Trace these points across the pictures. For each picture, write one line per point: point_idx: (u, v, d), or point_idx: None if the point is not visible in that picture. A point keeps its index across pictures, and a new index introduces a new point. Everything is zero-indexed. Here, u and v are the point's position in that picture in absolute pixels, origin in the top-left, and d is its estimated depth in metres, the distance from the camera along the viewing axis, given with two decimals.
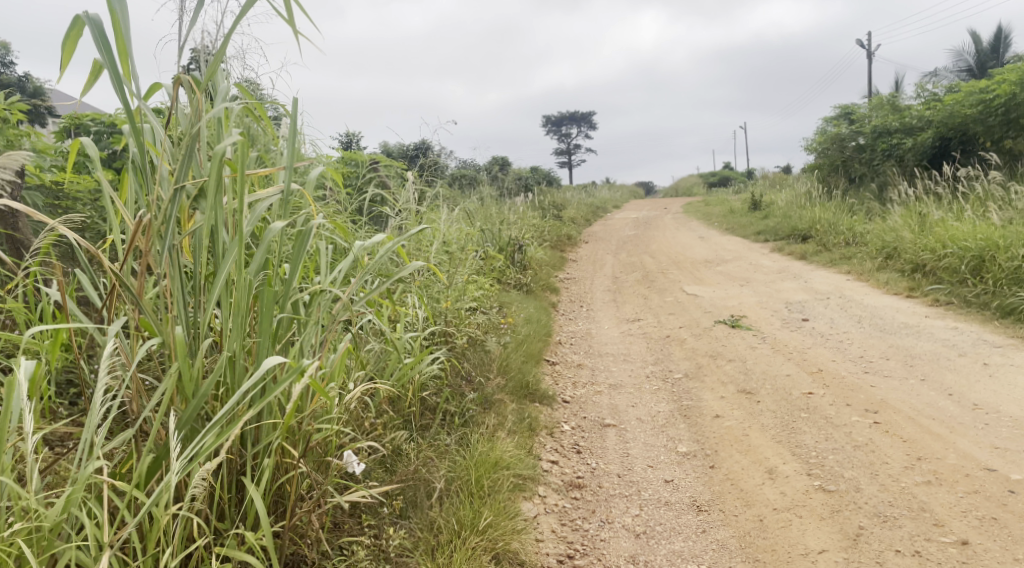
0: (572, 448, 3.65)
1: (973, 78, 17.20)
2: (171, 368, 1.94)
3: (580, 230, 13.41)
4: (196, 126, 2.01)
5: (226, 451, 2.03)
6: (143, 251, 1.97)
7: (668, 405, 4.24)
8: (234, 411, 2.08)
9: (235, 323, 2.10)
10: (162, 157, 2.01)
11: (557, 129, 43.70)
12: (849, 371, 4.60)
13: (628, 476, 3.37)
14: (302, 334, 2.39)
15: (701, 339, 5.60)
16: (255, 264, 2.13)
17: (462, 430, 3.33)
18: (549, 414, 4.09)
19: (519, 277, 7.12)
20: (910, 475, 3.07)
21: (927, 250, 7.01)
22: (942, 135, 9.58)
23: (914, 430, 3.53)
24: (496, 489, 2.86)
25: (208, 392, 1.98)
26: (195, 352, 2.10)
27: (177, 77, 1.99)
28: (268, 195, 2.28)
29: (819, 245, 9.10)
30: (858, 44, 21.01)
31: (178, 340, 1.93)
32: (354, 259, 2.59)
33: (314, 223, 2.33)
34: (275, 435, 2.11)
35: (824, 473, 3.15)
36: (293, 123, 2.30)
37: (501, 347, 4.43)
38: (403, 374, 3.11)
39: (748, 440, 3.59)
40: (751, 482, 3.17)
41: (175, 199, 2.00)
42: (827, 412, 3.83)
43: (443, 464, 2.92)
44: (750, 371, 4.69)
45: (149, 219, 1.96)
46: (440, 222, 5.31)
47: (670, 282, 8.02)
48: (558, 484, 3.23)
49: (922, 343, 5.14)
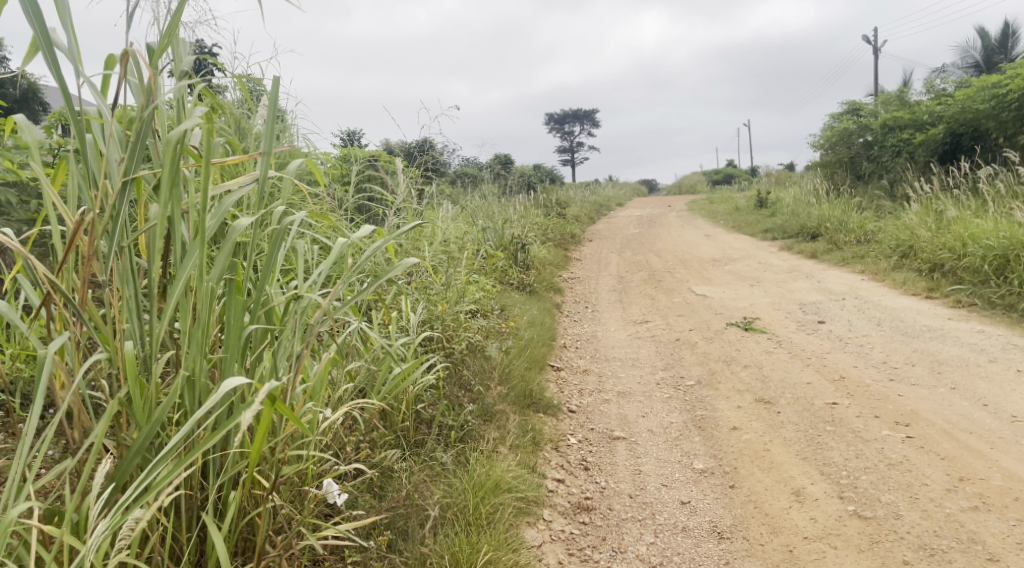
0: (579, 464, 3.37)
1: (978, 75, 16.86)
2: (119, 390, 1.68)
3: (583, 228, 13.09)
4: (147, 108, 1.74)
5: (184, 486, 1.75)
6: (86, 254, 1.71)
7: (681, 415, 3.96)
8: (194, 437, 1.82)
9: (194, 337, 1.80)
10: (108, 145, 1.74)
11: (559, 125, 43.34)
12: (873, 378, 4.31)
13: (641, 496, 3.08)
14: (277, 349, 2.10)
15: (713, 343, 5.31)
16: (217, 270, 1.84)
17: (459, 447, 3.05)
18: (553, 425, 3.81)
19: (521, 276, 6.81)
20: (954, 500, 2.79)
21: (945, 249, 6.72)
22: (955, 130, 9.26)
23: (952, 446, 3.25)
24: (496, 518, 2.60)
25: (163, 418, 1.71)
26: (148, 370, 1.82)
27: (125, 51, 1.71)
28: (240, 186, 1.99)
29: (830, 243, 8.80)
30: (863, 39, 20.67)
31: (127, 357, 1.68)
32: (336, 260, 2.29)
33: (293, 219, 2.03)
34: (243, 466, 1.85)
35: (858, 497, 2.87)
36: (271, 105, 2.01)
37: (502, 353, 4.17)
38: (395, 387, 2.85)
39: (771, 456, 3.31)
40: (776, 505, 2.89)
41: (123, 194, 1.74)
42: (855, 425, 3.54)
43: (437, 489, 2.64)
44: (767, 378, 4.40)
45: (92, 217, 1.69)
46: (437, 221, 5.02)
47: (679, 282, 7.73)
48: (565, 507, 2.95)
49: (948, 348, 4.85)
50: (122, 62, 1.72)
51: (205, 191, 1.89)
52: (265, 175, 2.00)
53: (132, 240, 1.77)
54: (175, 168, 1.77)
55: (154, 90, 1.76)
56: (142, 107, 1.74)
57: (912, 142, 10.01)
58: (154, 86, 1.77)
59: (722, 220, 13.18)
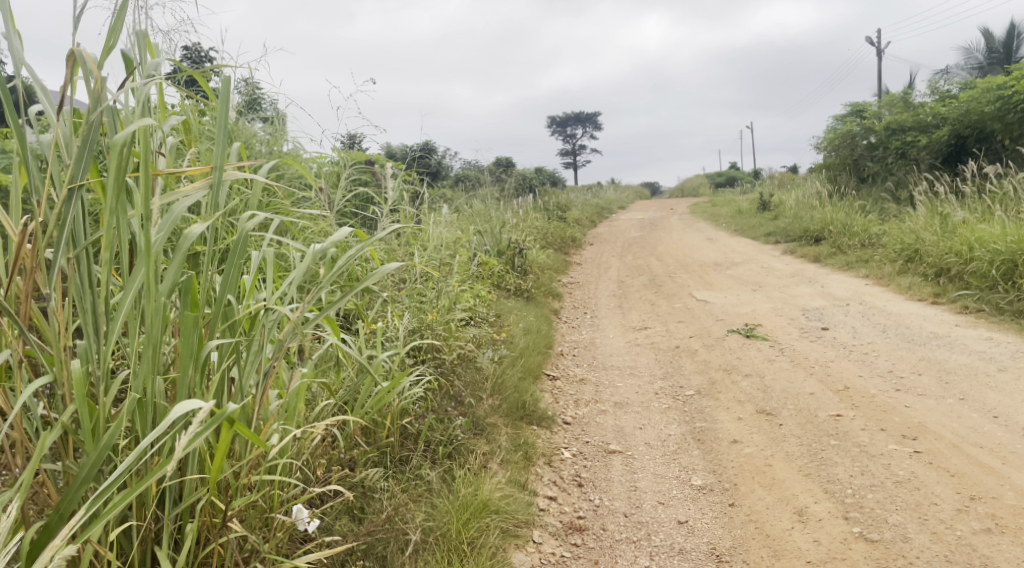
0: (573, 480, 3.23)
1: (984, 76, 16.69)
2: (65, 414, 1.55)
3: (585, 232, 12.96)
4: (95, 111, 1.60)
5: (135, 517, 1.63)
6: (29, 269, 1.56)
7: (680, 427, 3.82)
8: (147, 462, 1.68)
9: (146, 356, 1.66)
10: (54, 150, 1.59)
11: (562, 128, 43.22)
12: (879, 388, 4.17)
13: (636, 515, 2.95)
14: (241, 369, 1.96)
15: (713, 350, 5.17)
16: (168, 281, 1.70)
17: (446, 463, 2.92)
18: (547, 439, 3.68)
19: (518, 281, 6.67)
20: (966, 521, 2.66)
21: (951, 253, 6.57)
22: (959, 132, 9.11)
23: (961, 462, 3.11)
24: (482, 541, 2.49)
25: (113, 442, 1.57)
26: (97, 390, 1.68)
27: (70, 50, 1.56)
28: (196, 192, 1.84)
29: (834, 247, 8.65)
30: (868, 40, 20.46)
31: (75, 376, 1.54)
32: (308, 268, 2.16)
33: (253, 228, 1.88)
34: (202, 493, 1.73)
35: (865, 517, 2.73)
36: (226, 105, 1.86)
37: (495, 363, 4.03)
38: (379, 401, 2.71)
39: (773, 472, 3.17)
40: (777, 526, 2.75)
41: (69, 201, 1.60)
42: (860, 439, 3.40)
43: (420, 511, 2.52)
44: (769, 388, 4.25)
45: (35, 226, 1.55)
46: (431, 226, 4.88)
47: (679, 287, 7.58)
48: (556, 527, 2.82)
49: (956, 356, 4.70)
50: (69, 64, 1.57)
51: (159, 198, 1.75)
52: (221, 181, 1.85)
53: (79, 251, 1.63)
54: (124, 175, 1.63)
55: (102, 93, 1.61)
56: (89, 111, 1.60)
57: (915, 145, 9.84)
58: (103, 89, 1.61)
59: (724, 224, 13.01)
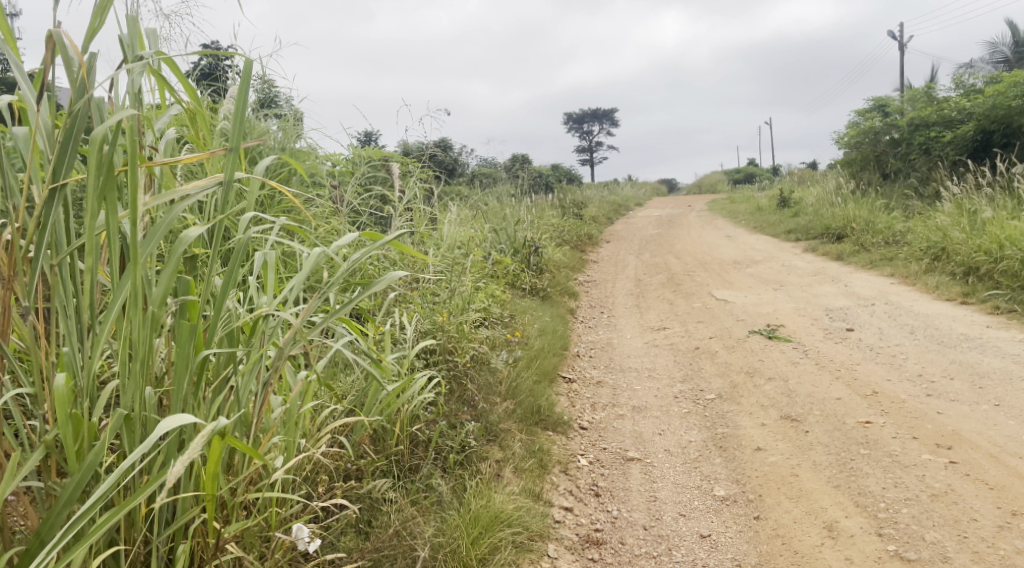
0: (589, 490, 3.11)
1: (1009, 70, 16.27)
2: (45, 433, 1.44)
3: (601, 229, 12.78)
4: (79, 101, 1.49)
5: (122, 540, 1.53)
6: (6, 277, 1.45)
7: (701, 433, 3.67)
8: (136, 479, 1.58)
9: (136, 367, 1.55)
10: (32, 144, 1.48)
11: (578, 125, 42.95)
12: (909, 393, 4.00)
13: (656, 528, 2.81)
14: (240, 379, 1.85)
15: (734, 352, 5.01)
16: (160, 288, 1.58)
17: (458, 473, 2.81)
18: (562, 445, 3.54)
19: (533, 280, 6.52)
20: (1008, 539, 2.50)
21: (981, 251, 6.34)
22: (985, 127, 8.84)
23: (999, 473, 2.95)
24: (493, 557, 2.37)
25: (99, 461, 1.47)
26: (84, 404, 1.57)
27: (47, 34, 1.45)
28: (198, 190, 1.72)
29: (857, 244, 8.42)
30: (890, 35, 20.04)
31: (57, 392, 1.43)
32: (310, 270, 2.02)
33: (257, 226, 1.77)
34: (195, 513, 1.63)
35: (899, 534, 2.58)
36: (238, 95, 1.75)
37: (509, 366, 3.90)
38: (389, 405, 2.62)
39: (800, 482, 3.02)
40: (806, 542, 2.61)
41: (50, 202, 1.49)
42: (891, 448, 3.24)
43: (429, 524, 2.40)
44: (794, 393, 4.09)
45: (13, 231, 1.44)
46: (443, 225, 4.75)
47: (699, 286, 7.40)
48: (573, 541, 2.69)
49: (988, 359, 4.51)
50: (48, 49, 1.46)
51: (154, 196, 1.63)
52: (226, 178, 1.74)
53: (62, 256, 1.52)
54: (110, 173, 1.52)
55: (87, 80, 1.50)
56: (72, 101, 1.50)
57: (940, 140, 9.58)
58: (86, 78, 1.50)
59: (743, 221, 12.78)
